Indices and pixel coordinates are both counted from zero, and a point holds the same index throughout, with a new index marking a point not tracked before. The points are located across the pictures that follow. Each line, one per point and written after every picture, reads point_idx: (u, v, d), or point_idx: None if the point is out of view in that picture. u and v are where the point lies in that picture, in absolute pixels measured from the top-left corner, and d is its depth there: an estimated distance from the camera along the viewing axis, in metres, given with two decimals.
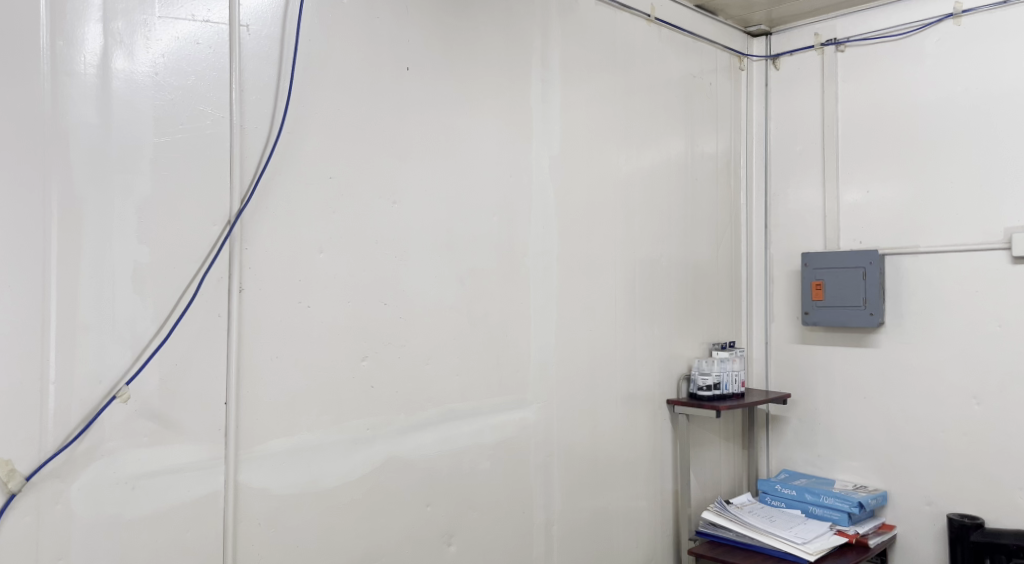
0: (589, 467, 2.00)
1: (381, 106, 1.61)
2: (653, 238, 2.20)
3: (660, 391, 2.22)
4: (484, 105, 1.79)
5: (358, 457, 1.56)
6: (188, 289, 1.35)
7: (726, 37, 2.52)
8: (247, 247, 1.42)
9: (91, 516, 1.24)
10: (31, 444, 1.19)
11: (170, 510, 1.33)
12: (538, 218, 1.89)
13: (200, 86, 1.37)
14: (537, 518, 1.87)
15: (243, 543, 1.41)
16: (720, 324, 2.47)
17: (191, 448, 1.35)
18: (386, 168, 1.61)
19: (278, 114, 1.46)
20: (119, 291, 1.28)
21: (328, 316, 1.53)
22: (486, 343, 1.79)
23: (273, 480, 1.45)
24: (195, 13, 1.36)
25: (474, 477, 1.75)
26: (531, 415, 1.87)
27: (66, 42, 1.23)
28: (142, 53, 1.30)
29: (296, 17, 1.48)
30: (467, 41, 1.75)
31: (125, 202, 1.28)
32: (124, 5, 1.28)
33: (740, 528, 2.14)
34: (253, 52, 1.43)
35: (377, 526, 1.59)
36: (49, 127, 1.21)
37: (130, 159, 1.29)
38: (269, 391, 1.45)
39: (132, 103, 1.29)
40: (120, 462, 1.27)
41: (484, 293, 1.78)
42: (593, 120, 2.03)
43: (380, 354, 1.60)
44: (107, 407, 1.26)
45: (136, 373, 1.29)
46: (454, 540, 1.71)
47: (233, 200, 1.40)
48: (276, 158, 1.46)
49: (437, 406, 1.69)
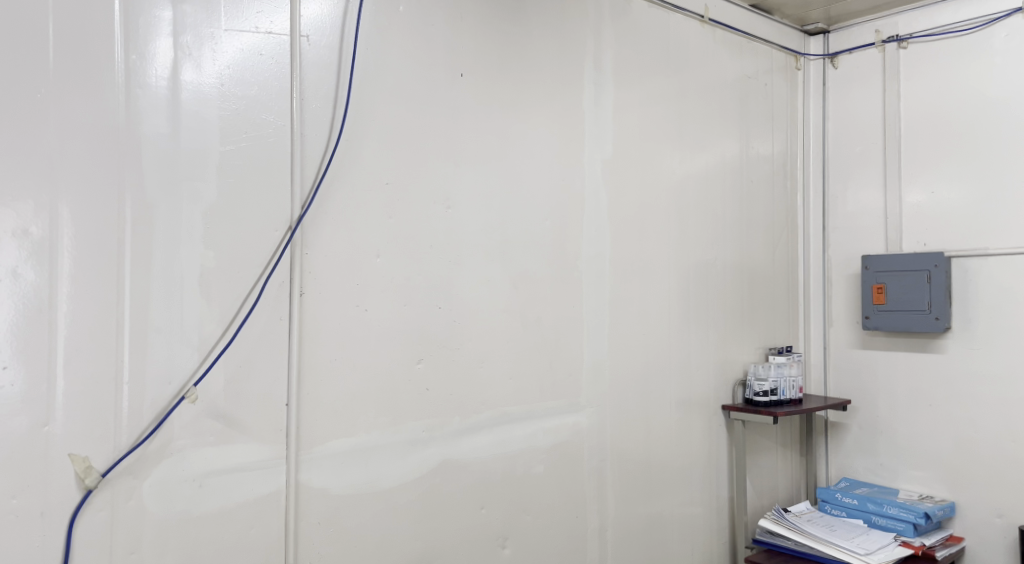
0: (642, 472, 1.98)
1: (436, 111, 1.63)
2: (707, 241, 2.17)
3: (715, 395, 2.18)
4: (538, 109, 1.79)
5: (413, 459, 1.58)
6: (251, 292, 1.39)
7: (782, 37, 2.47)
8: (307, 252, 1.46)
9: (161, 513, 1.29)
10: (107, 442, 1.25)
11: (235, 508, 1.37)
12: (590, 221, 1.88)
13: (264, 95, 1.41)
14: (591, 523, 1.86)
15: (304, 542, 1.44)
16: (776, 328, 2.43)
17: (255, 447, 1.39)
18: (441, 172, 1.63)
19: (337, 121, 1.49)
20: (187, 295, 1.32)
21: (385, 319, 1.55)
22: (540, 347, 1.79)
23: (332, 480, 1.47)
24: (259, 25, 1.41)
25: (528, 480, 1.75)
26: (584, 418, 1.86)
27: (139, 56, 1.28)
28: (209, 65, 1.35)
29: (354, 26, 1.51)
30: (522, 46, 1.76)
31: (193, 209, 1.33)
32: (193, 19, 1.33)
33: (799, 537, 2.09)
34: (313, 61, 1.47)
35: (432, 528, 1.60)
36: (123, 138, 1.27)
37: (197, 167, 1.34)
38: (329, 392, 1.48)
39: (199, 114, 1.34)
40: (189, 460, 1.32)
41: (538, 296, 1.78)
42: (646, 122, 2.02)
43: (435, 356, 1.62)
44: (177, 407, 1.31)
45: (203, 374, 1.34)
46: (509, 543, 1.72)
47: (294, 207, 1.44)
48: (335, 164, 1.49)
49: (491, 409, 1.70)
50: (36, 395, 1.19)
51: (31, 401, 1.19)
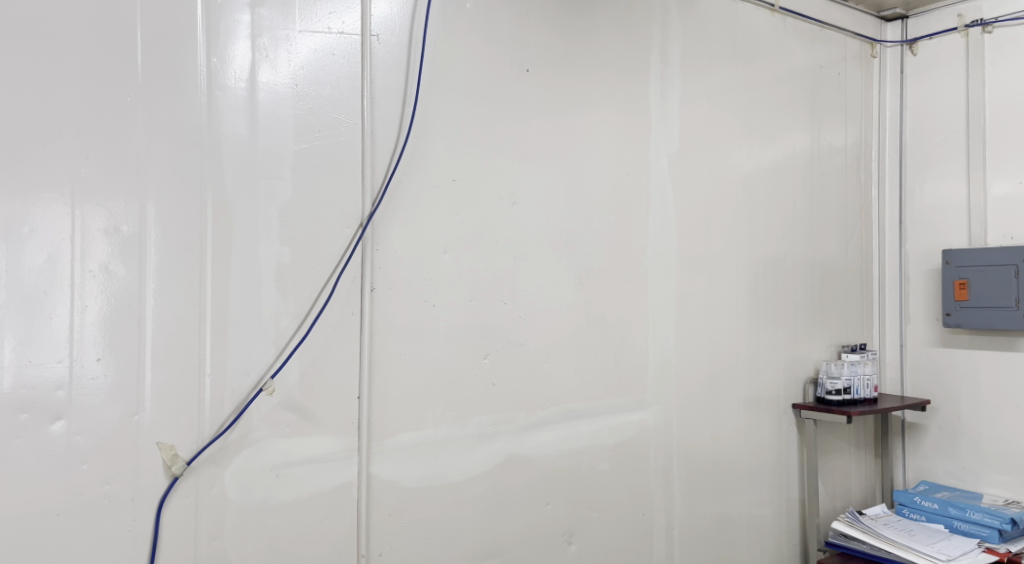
0: (710, 471, 1.93)
1: (505, 108, 1.63)
2: (778, 236, 2.12)
3: (786, 394, 2.12)
4: (604, 103, 1.77)
5: (480, 453, 1.59)
6: (324, 288, 1.43)
7: (857, 24, 2.39)
8: (377, 249, 1.48)
9: (241, 500, 1.34)
10: (191, 431, 1.30)
11: (310, 498, 1.40)
12: (657, 216, 1.85)
13: (336, 94, 1.44)
14: (657, 522, 1.83)
15: (376, 533, 1.46)
16: (849, 325, 2.35)
17: (328, 439, 1.42)
18: (509, 168, 1.64)
19: (405, 119, 1.51)
20: (264, 290, 1.37)
21: (452, 314, 1.56)
22: (606, 343, 1.77)
23: (401, 473, 1.50)
24: (331, 26, 1.44)
25: (594, 476, 1.74)
26: (650, 416, 1.83)
27: (219, 59, 1.33)
28: (284, 66, 1.39)
29: (423, 25, 1.53)
30: (588, 41, 1.75)
31: (269, 207, 1.37)
32: (270, 21, 1.38)
33: (875, 541, 2.03)
34: (383, 60, 1.49)
35: (499, 523, 1.61)
36: (204, 138, 1.32)
37: (273, 166, 1.38)
38: (399, 386, 1.50)
39: (275, 114, 1.38)
40: (265, 451, 1.36)
41: (604, 293, 1.76)
42: (716, 115, 1.97)
43: (501, 352, 1.62)
44: (255, 399, 1.35)
45: (280, 367, 1.38)
46: (575, 539, 1.71)
47: (365, 204, 1.47)
48: (404, 162, 1.51)
49: (556, 405, 1.69)
50: (125, 385, 1.25)
51: (122, 391, 1.25)
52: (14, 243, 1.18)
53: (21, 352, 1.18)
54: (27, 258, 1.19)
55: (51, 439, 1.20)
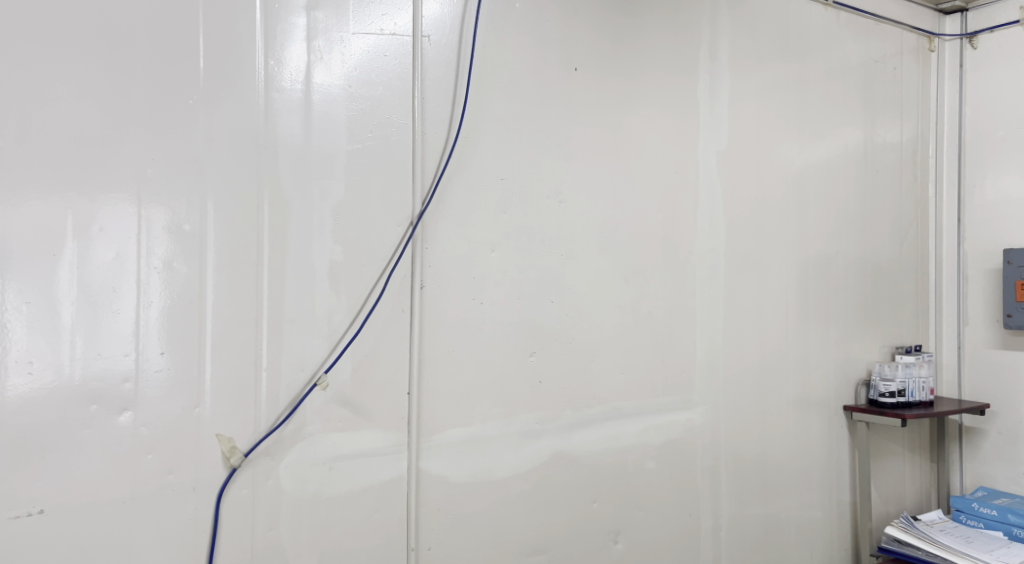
0: (758, 472, 1.90)
1: (553, 107, 1.63)
2: (830, 234, 2.07)
3: (837, 396, 2.08)
4: (651, 100, 1.75)
5: (527, 451, 1.60)
6: (376, 286, 1.45)
7: (914, 17, 2.32)
8: (427, 247, 1.50)
9: (295, 492, 1.37)
10: (248, 424, 1.34)
11: (362, 491, 1.43)
12: (705, 214, 1.82)
13: (387, 95, 1.46)
14: (704, 522, 1.81)
15: (425, 526, 1.49)
16: (904, 325, 2.29)
17: (379, 433, 1.45)
18: (557, 166, 1.64)
19: (455, 119, 1.53)
20: (318, 287, 1.40)
21: (499, 311, 1.58)
22: (652, 342, 1.75)
23: (449, 468, 1.51)
24: (383, 27, 1.46)
25: (640, 475, 1.73)
26: (697, 416, 1.81)
27: (276, 61, 1.37)
28: (338, 67, 1.42)
29: (472, 25, 1.54)
30: (637, 37, 1.73)
31: (323, 206, 1.41)
32: (324, 24, 1.41)
33: (930, 548, 1.97)
34: (433, 61, 1.51)
35: (546, 520, 1.61)
36: (261, 139, 1.36)
37: (327, 166, 1.41)
38: (448, 382, 1.52)
39: (329, 115, 1.41)
40: (319, 444, 1.39)
41: (651, 291, 1.75)
42: (767, 110, 1.94)
43: (548, 349, 1.63)
44: (309, 394, 1.39)
45: (333, 362, 1.41)
46: (621, 538, 1.70)
47: (415, 202, 1.49)
48: (454, 161, 1.53)
49: (603, 403, 1.69)
50: (187, 378, 1.30)
51: (183, 384, 1.29)
52: (85, 242, 1.23)
53: (91, 347, 1.23)
54: (96, 255, 1.24)
55: (118, 429, 1.25)
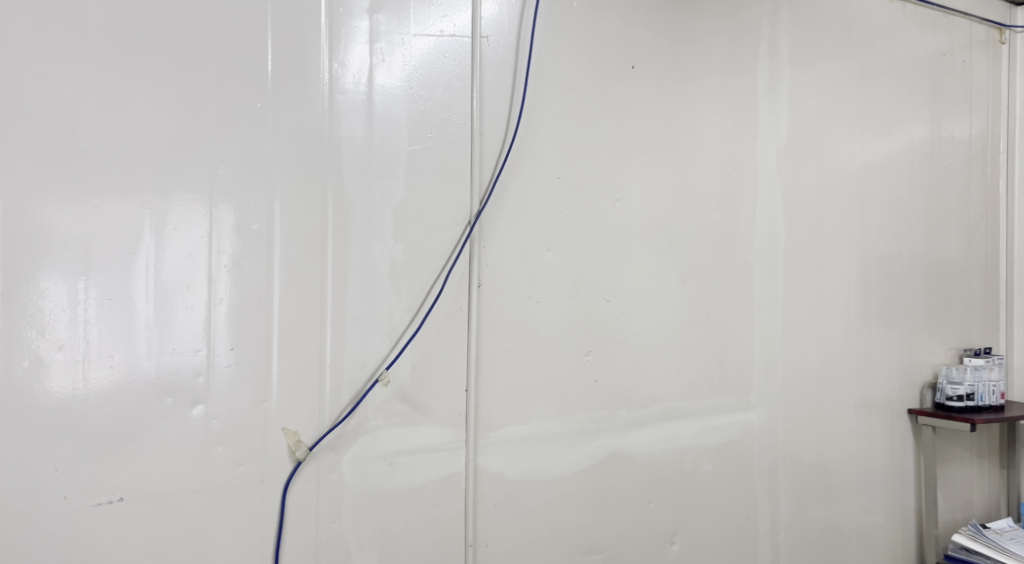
0: (818, 476, 1.87)
1: (610, 105, 1.63)
2: (894, 233, 2.02)
3: (900, 399, 2.02)
4: (710, 96, 1.73)
5: (582, 449, 1.60)
6: (435, 284, 1.47)
7: (983, 8, 2.24)
8: (485, 246, 1.52)
9: (357, 486, 1.40)
10: (313, 419, 1.37)
11: (421, 486, 1.45)
12: (764, 212, 1.79)
13: (446, 95, 1.48)
14: (762, 525, 1.78)
15: (483, 522, 1.50)
16: (972, 328, 2.21)
17: (438, 430, 1.47)
18: (613, 165, 1.64)
19: (512, 118, 1.54)
20: (379, 285, 1.43)
21: (555, 310, 1.58)
22: (709, 342, 1.73)
23: (506, 465, 1.53)
24: (443, 28, 1.48)
25: (697, 477, 1.71)
26: (755, 418, 1.78)
27: (339, 64, 1.40)
28: (399, 69, 1.44)
29: (530, 26, 1.55)
30: (694, 33, 1.71)
31: (384, 206, 1.43)
32: (386, 26, 1.44)
33: (999, 557, 1.90)
34: (492, 61, 1.52)
35: (602, 519, 1.61)
36: (326, 141, 1.39)
37: (388, 167, 1.43)
38: (506, 380, 1.53)
39: (390, 116, 1.44)
40: (379, 440, 1.42)
41: (708, 291, 1.73)
42: (828, 107, 1.89)
43: (604, 349, 1.62)
44: (371, 390, 1.41)
45: (394, 359, 1.44)
46: (677, 539, 1.68)
47: (473, 201, 1.51)
48: (511, 160, 1.54)
49: (659, 404, 1.68)
50: (255, 373, 1.34)
51: (251, 379, 1.33)
52: (160, 241, 1.28)
53: (165, 342, 1.28)
54: (170, 253, 1.29)
55: (191, 422, 1.29)
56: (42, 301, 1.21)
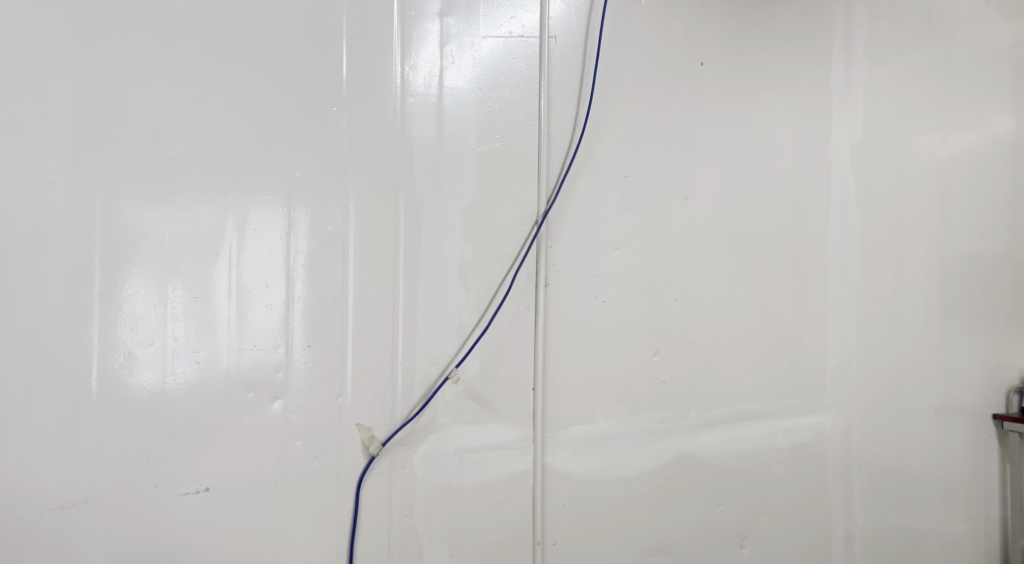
0: (896, 481, 1.79)
1: (678, 103, 1.61)
2: (977, 231, 1.89)
3: (985, 402, 1.89)
4: (781, 91, 1.69)
5: (650, 450, 1.58)
6: (502, 283, 1.48)
7: None
8: (552, 245, 1.52)
9: (428, 481, 1.42)
10: (385, 415, 1.40)
11: (490, 483, 1.47)
12: (837, 209, 1.74)
13: (515, 96, 1.49)
14: (836, 531, 1.73)
15: (551, 520, 1.51)
16: None
17: (506, 427, 1.48)
18: (680, 163, 1.62)
19: (580, 117, 1.54)
20: (449, 283, 1.45)
21: (622, 309, 1.57)
22: (780, 342, 1.69)
23: (574, 464, 1.53)
24: (511, 29, 1.49)
25: (768, 479, 1.67)
26: (828, 420, 1.73)
27: (411, 67, 1.42)
28: (469, 70, 1.46)
29: (599, 25, 1.55)
30: (765, 27, 1.68)
31: (454, 206, 1.45)
32: (456, 29, 1.45)
33: None
34: (560, 60, 1.53)
35: (670, 520, 1.60)
36: (398, 142, 1.41)
37: (458, 167, 1.45)
38: (573, 379, 1.54)
39: (460, 117, 1.45)
40: (450, 436, 1.44)
41: (779, 290, 1.69)
42: (906, 100, 1.81)
43: (671, 349, 1.61)
44: (441, 387, 1.44)
45: (463, 357, 1.45)
46: (747, 542, 1.65)
47: (540, 201, 1.51)
48: (579, 159, 1.54)
49: (728, 405, 1.65)
50: (330, 369, 1.37)
51: (327, 375, 1.37)
52: (242, 241, 1.33)
53: (245, 339, 1.33)
54: (249, 254, 1.33)
55: (270, 416, 1.34)
56: (132, 300, 1.27)
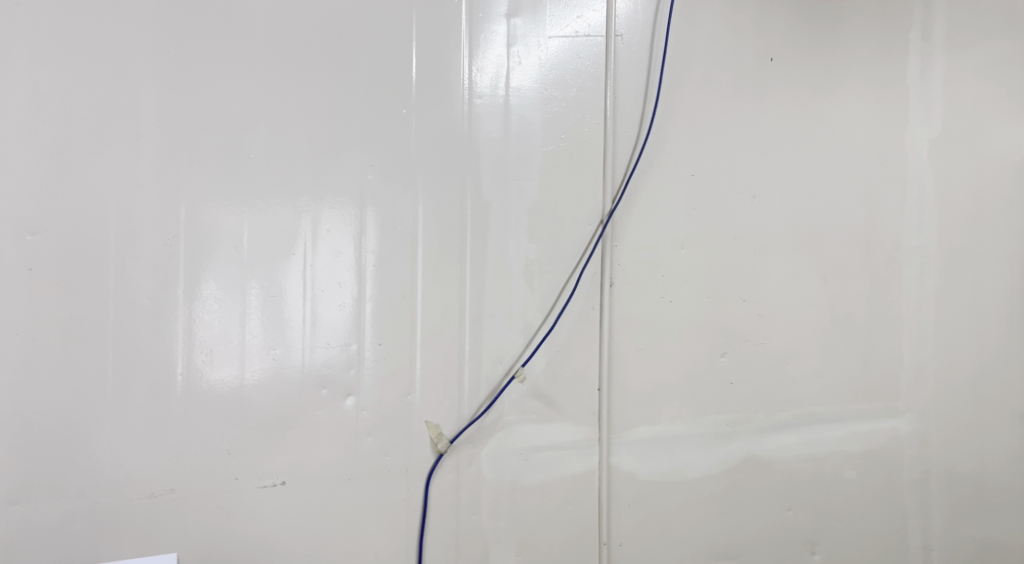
0: (976, 490, 1.72)
1: (745, 100, 1.59)
2: None
3: None
4: (853, 86, 1.64)
5: (717, 452, 1.56)
6: (567, 284, 1.49)
7: None
8: (617, 245, 1.52)
9: (495, 480, 1.44)
10: (453, 413, 1.42)
11: (556, 482, 1.47)
12: (913, 207, 1.68)
13: (581, 95, 1.49)
14: (912, 539, 1.68)
15: (616, 521, 1.50)
16: None
17: (572, 427, 1.49)
18: (748, 161, 1.59)
19: (646, 116, 1.53)
20: (514, 284, 1.46)
21: (688, 310, 1.55)
22: (852, 344, 1.65)
23: (639, 465, 1.52)
24: (578, 29, 1.49)
25: (839, 485, 1.63)
26: (903, 425, 1.67)
27: (478, 69, 1.44)
28: (535, 71, 1.47)
29: (665, 23, 1.54)
30: (836, 21, 1.63)
31: (519, 206, 1.46)
32: (523, 30, 1.46)
33: None
34: (626, 59, 1.52)
35: (738, 524, 1.57)
36: (465, 144, 1.43)
37: (524, 168, 1.46)
38: (638, 379, 1.53)
39: (526, 118, 1.46)
40: (516, 435, 1.45)
41: (851, 291, 1.65)
42: (990, 91, 1.72)
43: (739, 350, 1.58)
44: (507, 386, 1.45)
45: (528, 357, 1.46)
46: (818, 549, 1.61)
47: (605, 201, 1.51)
48: (644, 159, 1.53)
49: (797, 408, 1.61)
50: (399, 368, 1.40)
51: (396, 373, 1.40)
52: (315, 242, 1.37)
53: (318, 337, 1.37)
54: (321, 254, 1.37)
55: (343, 412, 1.37)
56: (212, 299, 1.32)
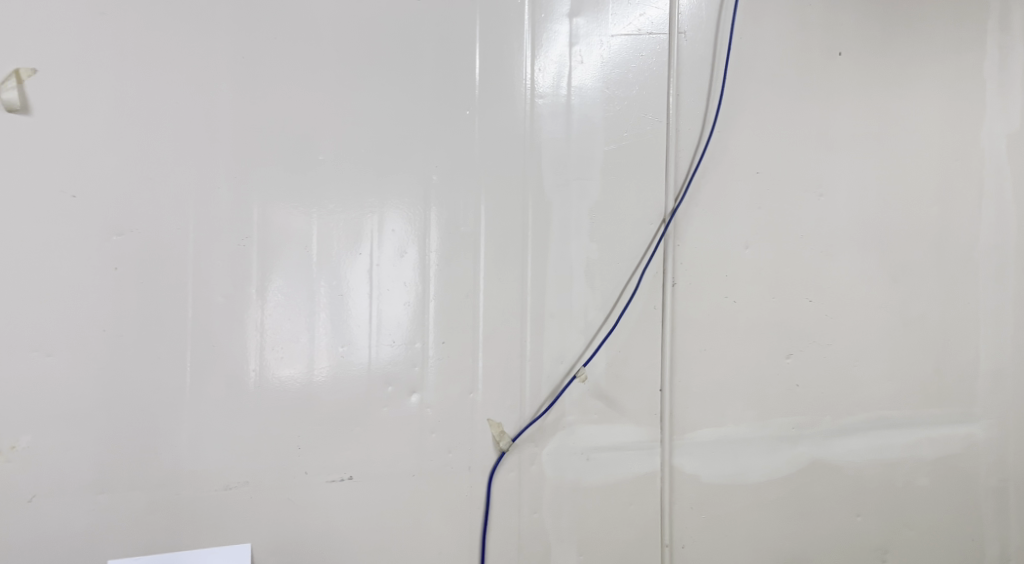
0: None
1: (812, 96, 1.55)
2: None
3: None
4: (926, 80, 1.59)
5: (782, 456, 1.53)
6: (629, 284, 1.48)
7: None
8: (679, 244, 1.50)
9: (557, 479, 1.44)
10: (515, 411, 1.43)
11: (617, 482, 1.46)
12: (990, 204, 1.61)
13: (643, 94, 1.48)
14: (989, 550, 1.61)
15: (679, 523, 1.49)
16: None
17: (633, 428, 1.48)
18: (815, 158, 1.55)
19: (709, 114, 1.51)
20: (575, 283, 1.45)
21: (752, 310, 1.53)
22: (924, 346, 1.59)
23: (702, 467, 1.50)
24: (640, 27, 1.48)
25: (911, 492, 1.58)
26: (979, 431, 1.61)
27: (540, 69, 1.44)
28: (597, 70, 1.46)
29: (730, 19, 1.51)
30: (908, 12, 1.58)
31: (581, 206, 1.46)
32: (586, 29, 1.46)
33: None
34: (689, 57, 1.50)
35: (804, 529, 1.54)
36: (527, 144, 1.44)
37: (585, 167, 1.46)
38: (700, 380, 1.51)
39: (588, 117, 1.46)
40: (577, 435, 1.45)
41: (924, 292, 1.59)
42: None
43: (805, 351, 1.55)
44: (569, 386, 1.45)
45: (590, 356, 1.46)
46: (889, 557, 1.57)
47: (667, 200, 1.49)
48: (708, 157, 1.51)
49: (866, 411, 1.57)
50: (462, 366, 1.41)
51: (459, 372, 1.41)
52: (380, 242, 1.39)
53: (383, 335, 1.39)
54: (386, 253, 1.39)
55: (407, 409, 1.39)
56: (282, 298, 1.36)
